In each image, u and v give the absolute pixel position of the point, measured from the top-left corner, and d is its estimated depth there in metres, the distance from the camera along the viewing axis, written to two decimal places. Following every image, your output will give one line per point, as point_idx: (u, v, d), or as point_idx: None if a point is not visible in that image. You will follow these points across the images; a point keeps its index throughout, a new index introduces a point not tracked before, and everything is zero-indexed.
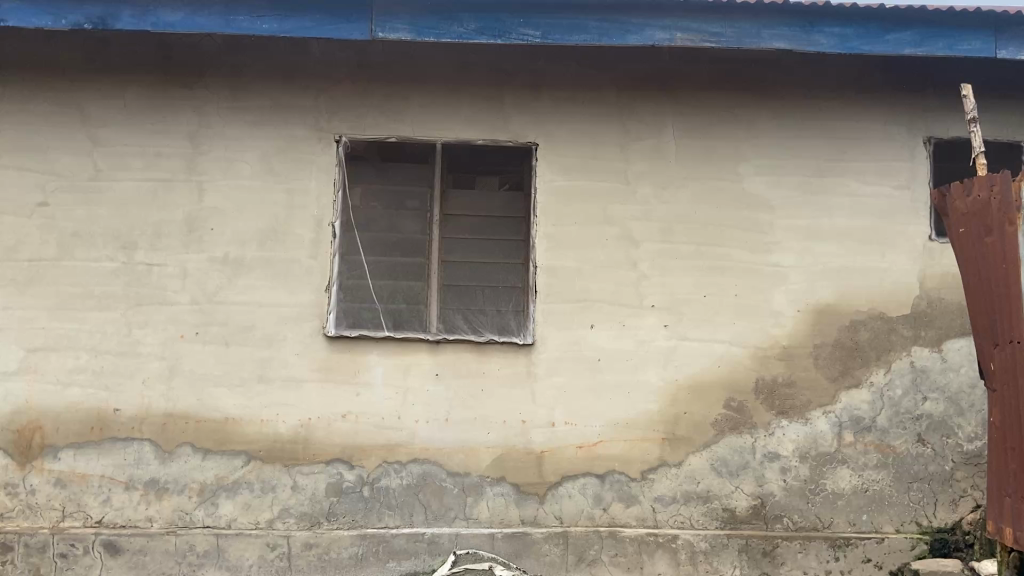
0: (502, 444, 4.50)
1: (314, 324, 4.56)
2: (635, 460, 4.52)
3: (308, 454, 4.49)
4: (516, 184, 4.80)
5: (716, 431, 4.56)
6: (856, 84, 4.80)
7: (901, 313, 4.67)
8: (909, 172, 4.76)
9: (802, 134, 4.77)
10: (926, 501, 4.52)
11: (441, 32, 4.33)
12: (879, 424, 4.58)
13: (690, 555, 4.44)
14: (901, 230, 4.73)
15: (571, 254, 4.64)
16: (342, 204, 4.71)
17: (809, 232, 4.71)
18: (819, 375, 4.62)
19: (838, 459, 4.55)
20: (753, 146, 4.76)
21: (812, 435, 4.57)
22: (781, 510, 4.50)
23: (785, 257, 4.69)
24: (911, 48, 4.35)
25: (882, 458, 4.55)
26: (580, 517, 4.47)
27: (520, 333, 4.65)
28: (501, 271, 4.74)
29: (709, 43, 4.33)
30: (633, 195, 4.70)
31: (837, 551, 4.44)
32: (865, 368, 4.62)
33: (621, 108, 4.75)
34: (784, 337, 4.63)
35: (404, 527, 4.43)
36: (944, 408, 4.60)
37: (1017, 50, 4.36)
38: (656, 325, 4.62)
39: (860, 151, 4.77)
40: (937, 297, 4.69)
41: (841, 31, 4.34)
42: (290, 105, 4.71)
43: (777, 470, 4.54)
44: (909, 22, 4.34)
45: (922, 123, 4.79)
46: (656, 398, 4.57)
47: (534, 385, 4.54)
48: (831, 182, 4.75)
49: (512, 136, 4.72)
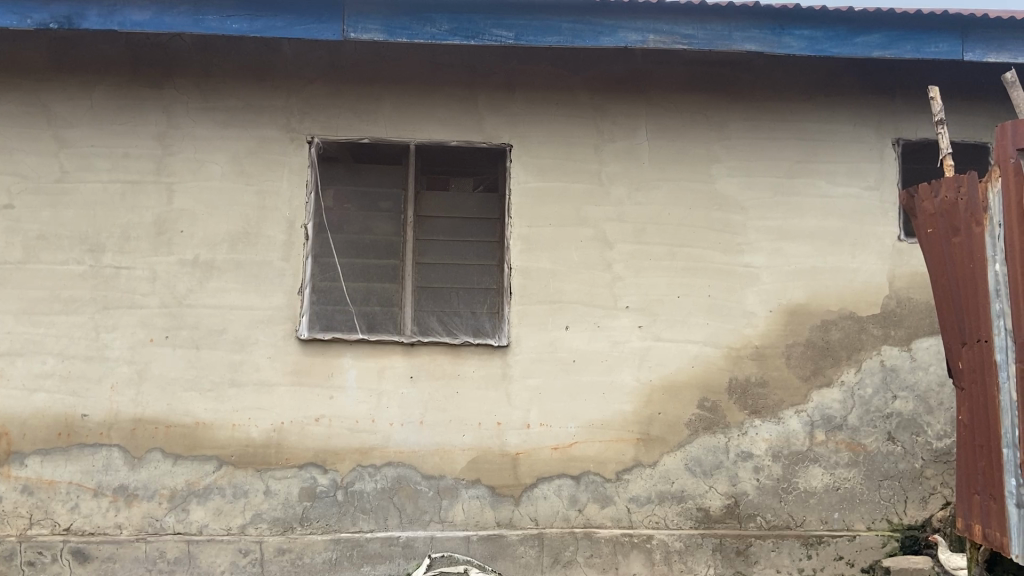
0: (477, 446, 4.49)
1: (287, 327, 4.52)
2: (610, 461, 4.53)
3: (281, 458, 4.45)
4: (490, 186, 4.79)
5: (690, 430, 4.58)
6: (826, 85, 4.85)
7: (871, 313, 4.72)
8: (879, 173, 4.82)
9: (774, 135, 4.81)
10: (896, 498, 4.57)
11: (413, 32, 4.31)
12: (850, 422, 4.63)
13: (664, 555, 4.45)
14: (871, 230, 4.78)
15: (546, 255, 4.64)
16: (315, 205, 4.67)
17: (781, 233, 4.75)
18: (791, 374, 4.65)
19: (810, 458, 4.59)
20: (725, 147, 4.79)
21: (785, 434, 4.60)
22: (754, 509, 4.54)
23: (757, 258, 4.72)
24: (879, 50, 4.40)
25: (853, 457, 4.60)
26: (555, 519, 4.47)
27: (494, 335, 4.64)
28: (475, 272, 4.73)
29: (681, 44, 4.35)
30: (607, 196, 4.71)
31: (810, 549, 4.47)
32: (836, 367, 4.67)
33: (595, 109, 4.76)
34: (757, 337, 4.67)
35: (378, 531, 4.40)
36: (913, 406, 4.65)
37: (984, 52, 4.42)
38: (630, 326, 4.63)
39: (831, 152, 4.82)
40: (907, 297, 4.75)
41: (811, 33, 4.39)
42: (261, 105, 4.67)
43: (750, 469, 4.57)
44: (877, 25, 4.39)
45: (891, 125, 4.85)
46: (631, 399, 4.58)
47: (508, 387, 4.53)
48: (802, 183, 4.79)
49: (486, 137, 4.71)
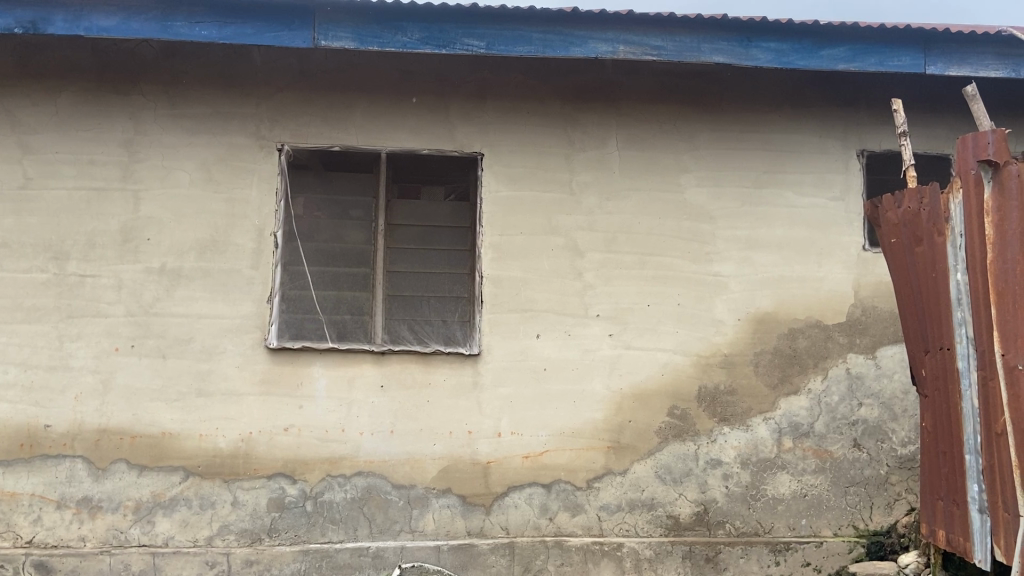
0: (448, 455, 4.48)
1: (256, 336, 4.48)
2: (580, 469, 4.54)
3: (249, 468, 4.40)
4: (461, 194, 4.79)
5: (660, 438, 4.61)
6: (793, 97, 4.92)
7: (837, 321, 4.79)
8: (844, 183, 4.89)
9: (742, 146, 4.87)
10: (862, 505, 4.62)
11: (384, 40, 4.30)
12: (816, 429, 4.68)
13: (635, 563, 4.46)
14: (837, 240, 4.85)
15: (517, 264, 4.65)
16: (284, 213, 4.64)
17: (749, 242, 4.80)
18: (759, 383, 4.70)
19: (778, 465, 4.63)
20: (694, 157, 4.84)
21: (753, 441, 4.65)
22: (723, 516, 4.57)
23: (725, 266, 4.77)
24: (844, 63, 4.48)
25: (820, 463, 4.65)
26: (526, 527, 4.47)
27: (465, 343, 4.63)
28: (447, 281, 4.72)
29: (650, 55, 4.40)
30: (578, 205, 4.73)
31: (778, 555, 4.50)
32: (803, 375, 4.72)
33: (566, 119, 4.79)
34: (726, 345, 4.71)
35: (348, 542, 4.37)
36: (878, 413, 4.72)
37: (945, 66, 4.51)
38: (601, 334, 4.65)
39: (798, 163, 4.89)
40: (872, 306, 4.82)
41: (777, 46, 4.45)
42: (230, 112, 4.63)
43: (719, 476, 4.60)
44: (842, 38, 4.47)
45: (856, 136, 4.93)
46: (601, 407, 4.60)
47: (479, 395, 4.53)
48: (770, 193, 4.85)
49: (457, 145, 4.71)
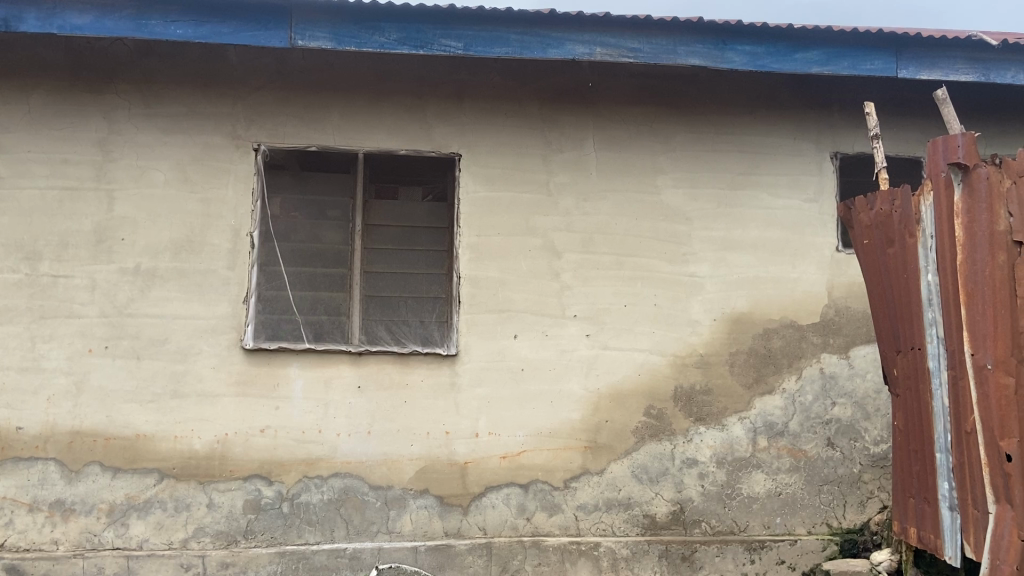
0: (425, 455, 4.48)
1: (232, 337, 4.45)
2: (558, 469, 4.55)
3: (224, 470, 4.37)
4: (439, 195, 4.79)
5: (637, 438, 4.63)
6: (768, 99, 4.97)
7: (811, 321, 4.84)
8: (818, 185, 4.95)
9: (718, 148, 4.91)
10: (835, 502, 4.67)
11: (361, 41, 4.30)
12: (790, 428, 4.73)
13: (611, 562, 4.47)
14: (811, 241, 4.90)
15: (494, 265, 4.66)
16: (261, 214, 4.61)
17: (725, 243, 4.84)
18: (734, 382, 4.74)
19: (753, 464, 4.68)
20: (671, 159, 4.87)
21: (729, 440, 4.68)
22: (698, 515, 4.60)
23: (701, 267, 4.81)
24: (818, 66, 4.53)
25: (794, 462, 4.70)
26: (503, 527, 4.48)
27: (443, 344, 4.63)
28: (424, 281, 4.72)
29: (627, 57, 4.42)
30: (555, 206, 4.75)
31: (753, 553, 4.53)
32: (777, 375, 4.77)
33: (543, 120, 4.81)
34: (702, 345, 4.75)
35: (325, 543, 4.35)
36: (851, 412, 4.77)
37: (917, 70, 4.58)
38: (578, 335, 4.67)
39: (773, 165, 4.93)
40: (845, 306, 4.87)
41: (752, 49, 4.49)
42: (206, 112, 4.60)
43: (695, 476, 4.64)
44: (816, 42, 4.52)
45: (829, 138, 4.98)
46: (578, 407, 4.62)
47: (457, 396, 4.53)
48: (745, 195, 4.90)
49: (435, 146, 4.71)
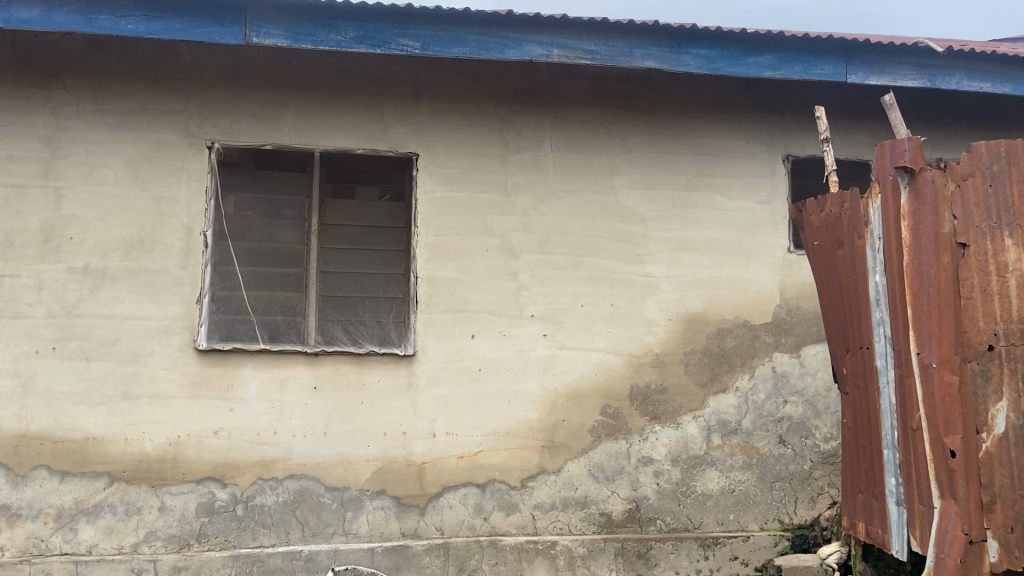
0: (382, 456, 4.46)
1: (184, 337, 4.38)
2: (515, 468, 4.57)
3: (177, 473, 4.31)
4: (397, 194, 4.78)
5: (593, 437, 4.67)
6: (722, 102, 5.05)
7: (763, 321, 4.93)
8: (771, 187, 5.03)
9: (674, 150, 4.97)
10: (787, 499, 4.76)
11: (317, 39, 4.26)
12: (743, 426, 4.81)
13: (568, 560, 4.50)
14: (763, 242, 4.99)
15: (452, 265, 4.66)
16: (214, 213, 4.55)
17: (680, 244, 4.91)
18: (689, 381, 4.80)
19: (707, 462, 4.74)
20: (627, 160, 4.92)
21: (684, 439, 4.74)
22: (654, 513, 4.65)
23: (656, 268, 4.86)
24: (770, 70, 4.61)
25: (747, 459, 4.78)
26: (460, 528, 4.48)
27: (400, 344, 4.61)
28: (381, 281, 4.70)
29: (584, 59, 4.45)
30: (513, 206, 4.77)
31: (707, 550, 4.60)
32: (731, 374, 4.84)
33: (501, 120, 4.82)
34: (657, 345, 4.80)
35: (280, 546, 4.31)
36: (802, 410, 4.86)
37: (865, 75, 4.68)
38: (536, 335, 4.69)
39: (727, 167, 5.01)
40: (796, 306, 4.97)
41: (706, 53, 4.56)
42: (158, 109, 4.53)
43: (650, 474, 4.69)
44: (769, 46, 4.60)
45: (781, 141, 5.08)
46: (535, 406, 4.64)
47: (414, 397, 4.52)
48: (700, 196, 4.96)
49: (392, 145, 4.69)
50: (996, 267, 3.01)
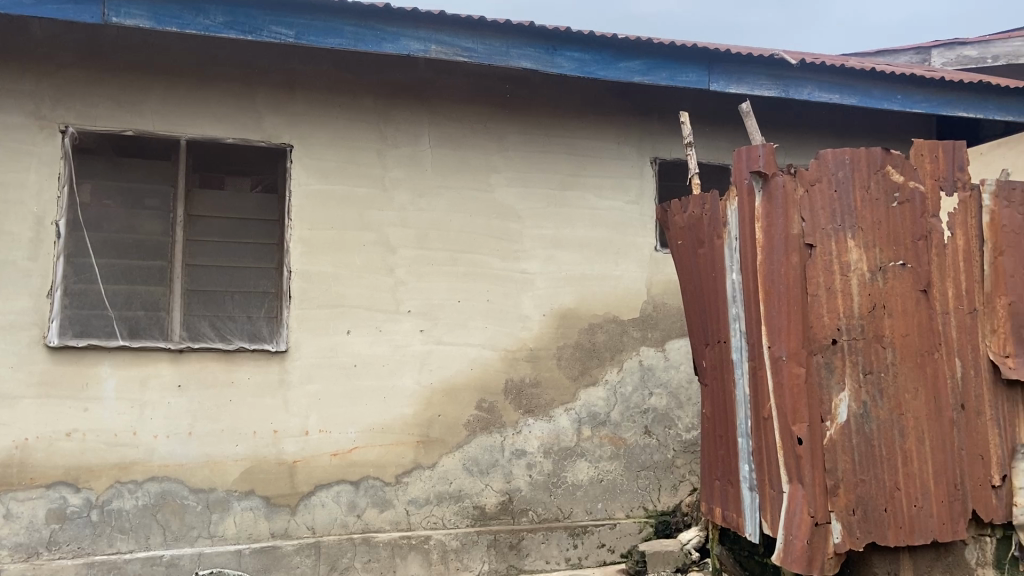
0: (251, 455, 4.33)
1: (33, 334, 4.10)
2: (389, 465, 4.55)
3: (24, 478, 4.03)
4: (269, 186, 4.65)
5: (468, 431, 4.71)
6: (595, 105, 5.20)
7: (631, 317, 5.12)
8: (640, 189, 5.23)
9: (549, 150, 5.08)
10: (651, 487, 4.98)
11: (184, 22, 4.07)
12: (612, 418, 4.98)
13: (441, 554, 4.51)
14: (633, 241, 5.18)
15: (326, 259, 4.58)
16: (68, 201, 4.28)
17: (554, 242, 5.02)
18: (561, 375, 4.93)
19: (577, 453, 4.88)
20: (504, 158, 4.98)
21: (555, 431, 4.86)
22: (526, 504, 4.75)
23: (531, 264, 4.96)
24: (640, 76, 4.79)
25: (614, 450, 4.95)
26: (332, 526, 4.42)
27: (271, 340, 4.49)
28: (252, 275, 4.56)
29: (461, 56, 4.48)
30: (390, 201, 4.73)
31: (576, 539, 4.73)
32: (601, 367, 5.01)
33: (378, 114, 4.77)
34: (531, 340, 4.90)
35: (140, 551, 4.12)
36: (666, 401, 5.09)
37: (726, 84, 4.95)
38: (411, 330, 4.68)
39: (599, 167, 5.17)
40: (662, 302, 5.20)
41: (580, 56, 4.69)
42: (4, 88, 4.21)
43: (523, 466, 4.78)
44: (638, 52, 4.78)
45: (650, 145, 5.29)
46: (410, 402, 4.63)
47: (285, 394, 4.42)
48: (573, 195, 5.10)
49: (264, 136, 4.56)
50: (840, 266, 3.30)
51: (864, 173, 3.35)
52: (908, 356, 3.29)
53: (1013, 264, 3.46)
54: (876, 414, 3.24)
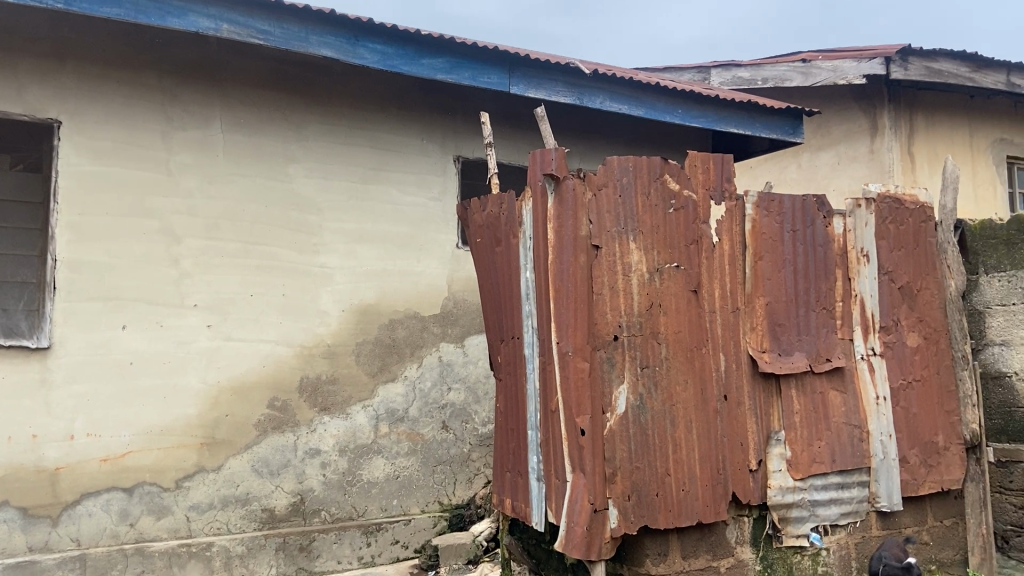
0: (4, 464, 3.89)
1: None
2: (168, 469, 4.27)
3: None
4: (32, 164, 4.19)
5: (258, 431, 4.53)
6: (399, 100, 5.17)
7: (431, 313, 5.14)
8: (442, 185, 5.27)
9: (351, 142, 4.98)
10: (447, 481, 5.04)
11: None
12: (410, 414, 4.97)
13: (225, 561, 4.29)
14: (434, 237, 5.21)
15: (100, 247, 4.20)
16: None
17: (354, 236, 4.93)
18: (359, 371, 4.85)
19: (373, 450, 4.83)
20: (302, 147, 4.82)
21: (352, 429, 4.78)
22: (319, 504, 4.63)
23: (330, 258, 4.83)
24: (442, 73, 4.82)
25: (412, 446, 4.95)
26: (102, 537, 4.08)
27: (31, 336, 4.04)
28: (10, 264, 4.07)
29: (256, 39, 4.26)
30: (176, 187, 4.43)
31: (369, 537, 4.68)
32: (399, 363, 4.98)
33: (164, 93, 4.45)
34: (328, 336, 4.79)
35: None
36: (464, 396, 5.16)
37: (525, 88, 5.10)
38: (198, 326, 4.42)
39: (402, 163, 5.14)
40: (462, 299, 5.27)
41: (382, 49, 4.64)
42: None
43: (316, 466, 4.66)
44: (441, 50, 4.81)
45: (453, 143, 5.34)
46: (196, 401, 4.37)
47: (48, 394, 4.01)
48: (375, 190, 5.03)
49: (26, 108, 4.09)
50: (622, 267, 3.50)
51: (645, 180, 3.58)
52: (680, 351, 3.56)
53: (770, 268, 3.84)
54: (651, 406, 3.48)
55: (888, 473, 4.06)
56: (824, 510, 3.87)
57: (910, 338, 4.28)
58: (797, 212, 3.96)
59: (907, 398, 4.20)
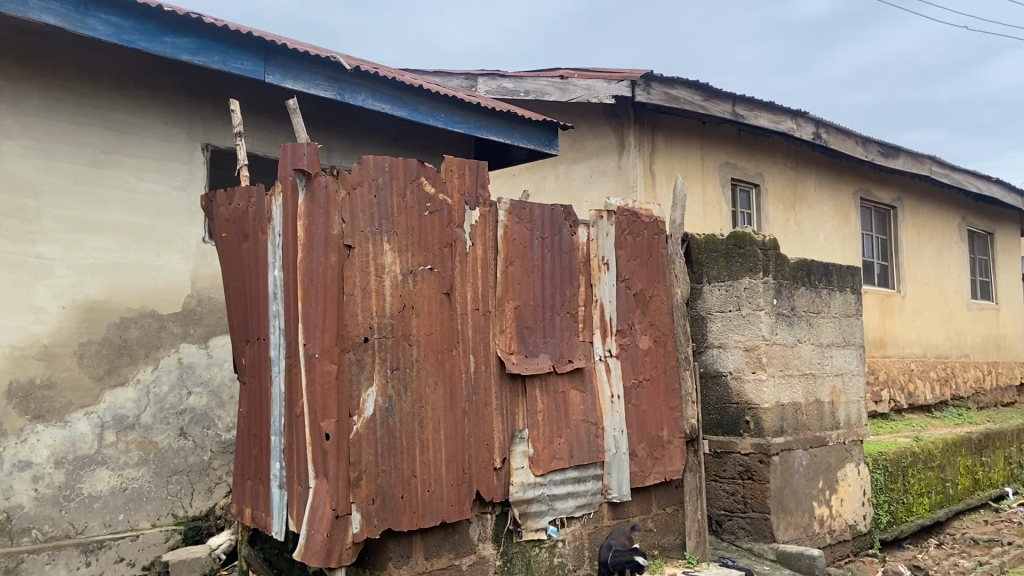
0: None
1: None
2: None
3: None
4: None
5: None
6: (138, 79, 4.73)
7: (170, 312, 4.76)
8: (188, 174, 4.90)
9: (79, 120, 4.48)
10: (183, 492, 4.67)
11: None
12: (142, 421, 4.56)
13: None
14: (176, 230, 4.82)
15: None
16: None
17: (80, 224, 4.44)
18: (81, 374, 4.39)
19: (97, 461, 4.38)
20: (18, 123, 4.26)
21: (70, 438, 4.31)
22: (29, 522, 4.15)
23: (49, 249, 4.32)
24: (188, 55, 4.49)
25: (143, 455, 4.54)
26: None
27: None
28: None
29: None
30: None
31: (89, 556, 4.24)
32: (131, 366, 4.56)
33: None
34: (45, 335, 4.28)
35: None
36: (206, 401, 4.83)
37: (282, 78, 4.89)
38: None
39: (140, 147, 4.71)
40: (207, 297, 4.93)
41: (118, 21, 4.22)
42: None
43: (27, 480, 4.16)
44: (188, 30, 4.49)
45: (201, 129, 4.98)
46: None
47: None
48: (107, 175, 4.56)
49: None
50: (375, 267, 3.46)
51: (400, 182, 3.58)
52: (430, 353, 3.59)
53: (519, 272, 4.01)
54: (400, 407, 3.47)
55: (619, 466, 4.39)
56: (561, 503, 4.09)
57: (642, 340, 4.65)
58: (546, 221, 4.17)
59: (638, 396, 4.56)
